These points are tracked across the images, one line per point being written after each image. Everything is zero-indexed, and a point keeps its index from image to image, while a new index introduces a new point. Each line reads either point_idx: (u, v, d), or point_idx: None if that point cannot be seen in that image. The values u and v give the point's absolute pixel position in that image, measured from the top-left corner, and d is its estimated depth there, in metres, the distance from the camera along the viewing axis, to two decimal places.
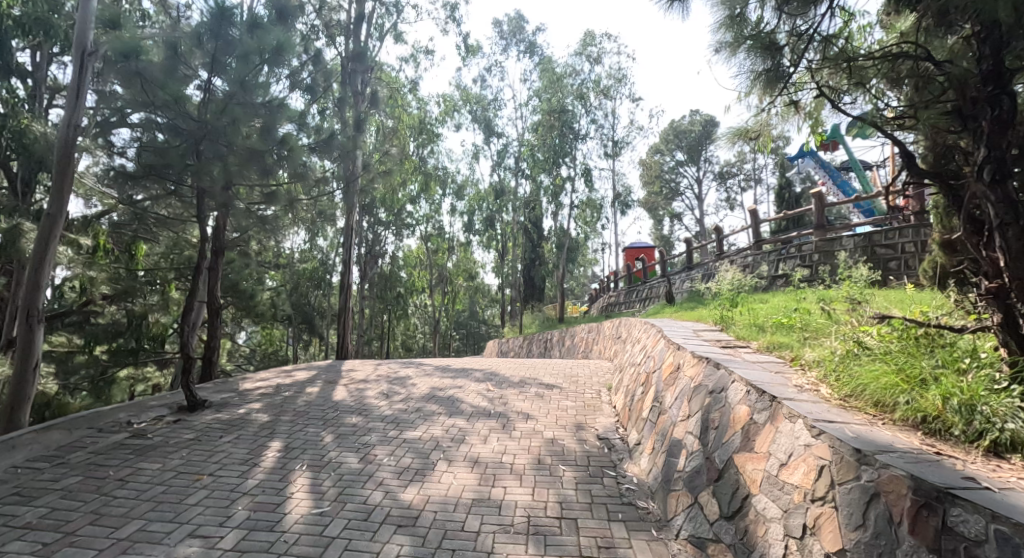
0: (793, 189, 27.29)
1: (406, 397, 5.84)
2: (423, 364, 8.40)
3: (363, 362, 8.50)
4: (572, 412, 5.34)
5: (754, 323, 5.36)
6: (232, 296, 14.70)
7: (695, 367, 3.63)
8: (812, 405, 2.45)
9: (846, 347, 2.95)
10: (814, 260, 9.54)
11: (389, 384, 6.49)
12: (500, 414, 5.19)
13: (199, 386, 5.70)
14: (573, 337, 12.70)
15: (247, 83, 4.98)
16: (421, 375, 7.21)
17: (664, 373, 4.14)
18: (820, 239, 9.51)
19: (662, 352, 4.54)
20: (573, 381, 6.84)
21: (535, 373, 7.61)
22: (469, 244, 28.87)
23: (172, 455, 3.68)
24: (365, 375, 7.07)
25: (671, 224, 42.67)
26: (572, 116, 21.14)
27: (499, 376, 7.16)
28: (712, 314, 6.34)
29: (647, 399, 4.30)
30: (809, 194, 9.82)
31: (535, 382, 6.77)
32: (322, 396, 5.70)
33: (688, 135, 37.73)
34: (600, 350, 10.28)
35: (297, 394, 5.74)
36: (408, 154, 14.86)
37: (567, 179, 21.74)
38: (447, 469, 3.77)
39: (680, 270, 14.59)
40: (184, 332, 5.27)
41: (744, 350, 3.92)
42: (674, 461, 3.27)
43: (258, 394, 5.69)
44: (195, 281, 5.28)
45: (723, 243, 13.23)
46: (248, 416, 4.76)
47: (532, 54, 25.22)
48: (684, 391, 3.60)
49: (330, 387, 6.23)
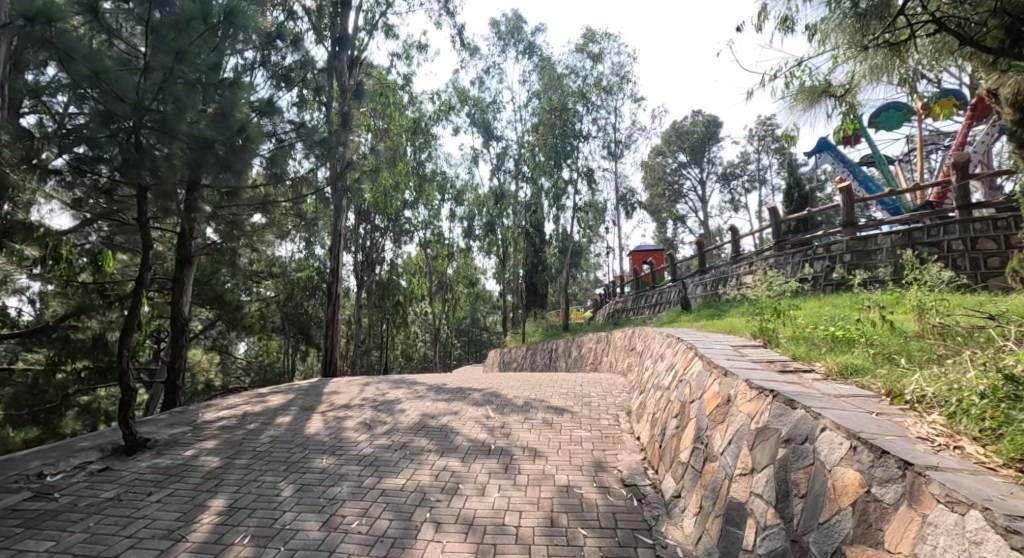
0: (802, 188, 26.45)
1: (391, 428, 4.99)
2: (415, 382, 7.55)
3: (350, 382, 7.65)
4: (588, 446, 4.49)
5: (802, 335, 4.54)
6: (219, 309, 13.90)
7: (754, 403, 2.78)
8: (975, 480, 1.60)
9: (985, 384, 2.13)
10: (846, 260, 8.67)
11: (374, 411, 5.63)
12: (502, 451, 4.34)
13: (149, 420, 4.86)
14: (580, 347, 11.86)
15: (189, 56, 4.20)
16: (412, 397, 6.37)
17: (706, 405, 3.30)
18: (851, 238, 8.67)
19: (698, 375, 3.70)
20: (585, 403, 5.99)
21: (541, 392, 6.75)
22: (470, 249, 28.09)
23: (72, 526, 2.85)
24: (348, 399, 6.22)
25: (674, 227, 41.83)
26: (573, 115, 20.39)
27: (501, 398, 6.32)
28: (746, 324, 5.51)
29: (685, 437, 3.43)
30: (837, 189, 9.01)
31: (542, 405, 5.91)
32: (292, 429, 4.85)
33: (690, 135, 37.05)
34: (611, 363, 9.43)
35: (264, 426, 4.90)
36: (401, 155, 14.08)
37: (569, 181, 20.96)
38: (433, 538, 2.91)
39: (692, 274, 13.76)
40: (124, 358, 4.41)
41: (811, 376, 3.09)
42: (737, 535, 2.40)
43: (219, 427, 4.86)
44: (136, 298, 4.42)
45: (738, 245, 12.43)
46: (196, 460, 3.91)
47: (531, 55, 24.55)
48: (741, 434, 2.75)
49: (304, 416, 5.37)
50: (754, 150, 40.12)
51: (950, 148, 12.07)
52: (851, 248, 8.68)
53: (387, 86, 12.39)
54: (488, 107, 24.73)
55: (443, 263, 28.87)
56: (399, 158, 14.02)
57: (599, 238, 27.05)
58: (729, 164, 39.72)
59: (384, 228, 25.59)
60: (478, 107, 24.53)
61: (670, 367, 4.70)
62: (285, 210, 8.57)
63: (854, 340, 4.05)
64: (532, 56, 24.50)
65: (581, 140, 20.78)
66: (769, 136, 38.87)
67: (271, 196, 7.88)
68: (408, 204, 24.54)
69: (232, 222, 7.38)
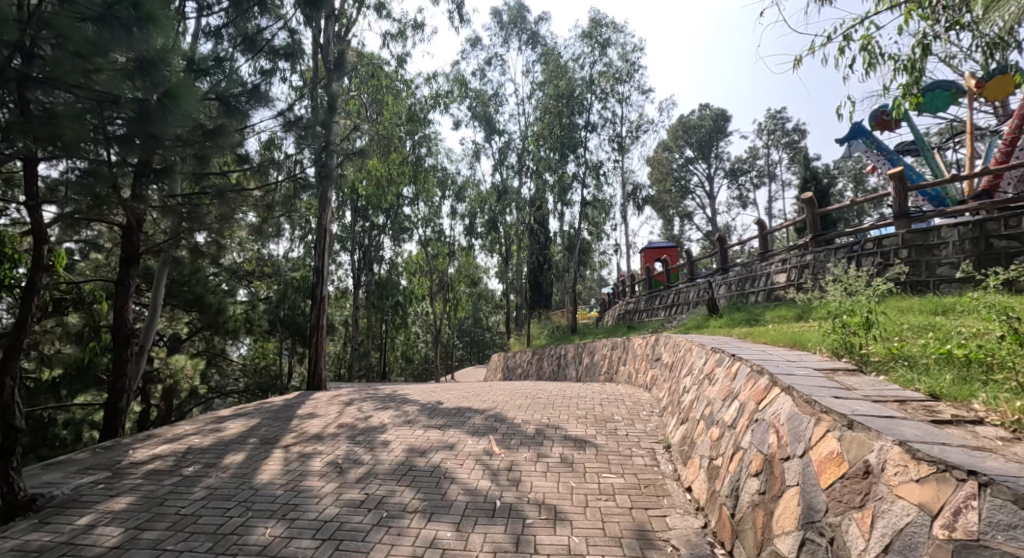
0: (819, 182, 25.34)
1: (368, 472, 3.91)
2: (406, 401, 6.47)
3: (330, 401, 6.58)
4: (626, 502, 3.40)
5: (899, 351, 3.46)
6: (199, 312, 12.87)
7: (931, 489, 1.66)
8: None
9: None
10: (903, 257, 7.52)
11: (351, 445, 4.55)
12: (511, 513, 3.24)
13: (53, 467, 3.76)
14: (592, 354, 10.79)
15: None
16: (400, 425, 5.28)
17: (816, 471, 2.19)
18: (907, 231, 7.54)
19: (788, 419, 2.58)
20: (609, 432, 4.91)
21: (553, 414, 5.67)
22: (472, 247, 27.03)
23: None
24: (322, 427, 5.14)
25: (681, 224, 40.78)
26: (581, 105, 19.19)
27: (507, 424, 5.24)
28: (815, 335, 4.40)
29: (780, 514, 2.32)
30: (888, 174, 7.83)
31: (557, 435, 4.83)
32: (239, 477, 3.75)
33: (699, 129, 36.01)
34: (630, 375, 8.36)
35: (204, 471, 3.82)
36: (395, 145, 13.04)
37: (575, 176, 19.81)
38: None
39: (713, 273, 12.66)
40: (7, 387, 3.24)
41: (992, 435, 1.97)
42: None
43: (148, 471, 3.81)
44: (26, 312, 3.35)
45: (766, 239, 11.28)
46: (87, 535, 2.82)
47: (535, 44, 23.43)
48: (911, 543, 1.65)
49: (262, 454, 4.30)
50: (763, 144, 38.99)
51: (1002, 134, 10.89)
52: (908, 242, 7.53)
53: (379, 69, 11.33)
54: (490, 100, 23.62)
55: (444, 263, 27.72)
56: (395, 149, 12.94)
57: (606, 236, 25.94)
58: (738, 159, 38.61)
59: (382, 225, 24.52)
60: (479, 99, 23.41)
61: (727, 394, 3.63)
62: (258, 201, 7.51)
63: (984, 365, 2.99)
64: (535, 46, 23.41)
65: (589, 132, 19.65)
66: (779, 130, 37.73)
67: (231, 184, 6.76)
68: (407, 200, 23.47)
69: (190, 214, 6.29)
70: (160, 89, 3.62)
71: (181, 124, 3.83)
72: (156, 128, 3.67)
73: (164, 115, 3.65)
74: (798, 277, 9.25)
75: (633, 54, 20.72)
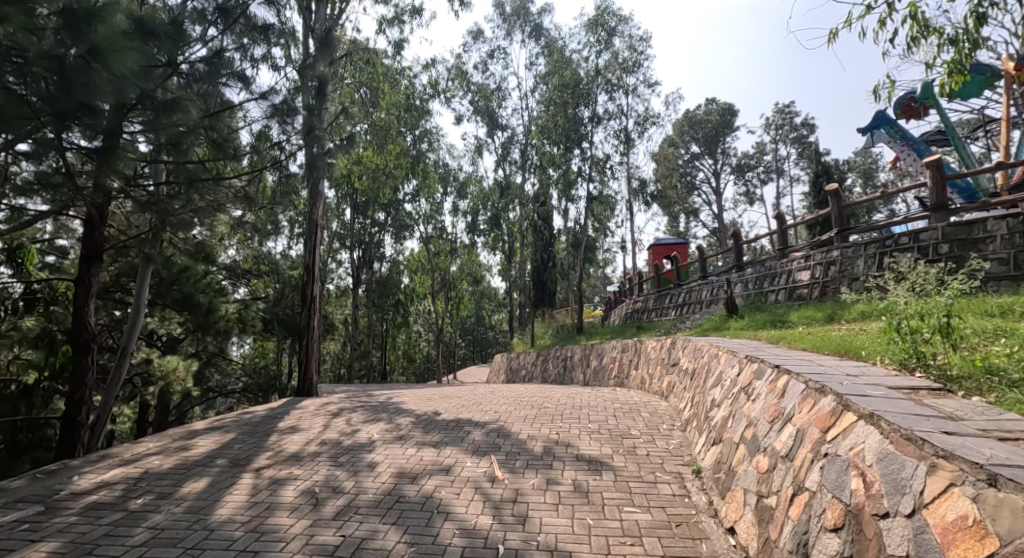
0: (830, 178, 24.69)
1: (349, 505, 3.32)
2: (401, 412, 5.89)
3: (317, 412, 6.01)
4: (654, 546, 2.81)
5: (986, 363, 2.84)
6: (189, 312, 12.31)
7: None
8: None
9: None
10: (943, 252, 6.86)
11: (333, 468, 3.98)
12: None
13: None
14: (600, 357, 10.20)
15: None
16: (391, 442, 4.69)
17: (938, 541, 1.57)
18: (947, 224, 6.88)
19: (878, 459, 1.96)
20: (628, 451, 4.33)
21: (563, 429, 5.07)
22: (474, 245, 26.46)
23: None
24: (302, 445, 4.56)
25: (687, 221, 40.14)
26: (586, 97, 18.52)
27: (511, 441, 4.64)
28: (875, 343, 3.75)
29: None
30: (926, 161, 7.18)
31: (568, 455, 4.24)
32: (194, 512, 3.17)
33: (705, 125, 35.38)
34: (643, 380, 7.79)
35: (154, 505, 3.24)
36: (393, 135, 12.44)
37: (579, 170, 19.22)
38: None
39: (727, 270, 12.05)
40: None
41: None
42: None
43: (88, 505, 3.24)
44: None
45: (784, 233, 10.65)
46: None
47: (539, 36, 22.77)
48: None
49: (228, 479, 3.72)
50: (770, 139, 38.24)
51: None
52: (948, 235, 6.87)
53: (374, 56, 10.74)
54: (492, 94, 23.04)
55: (446, 261, 27.16)
56: (392, 141, 12.35)
57: (611, 232, 25.34)
58: (744, 154, 37.95)
59: (383, 223, 23.96)
60: (482, 93, 22.80)
61: (776, 416, 3.01)
62: (239, 192, 6.92)
63: None
64: (538, 38, 22.75)
65: (594, 125, 18.99)
66: (787, 125, 36.94)
67: (201, 170, 6.16)
68: (407, 196, 22.90)
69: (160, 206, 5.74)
70: (84, 45, 3.00)
71: (117, 91, 3.22)
72: (81, 91, 3.08)
73: (87, 75, 3.02)
74: (824, 275, 8.62)
75: (640, 44, 20.09)
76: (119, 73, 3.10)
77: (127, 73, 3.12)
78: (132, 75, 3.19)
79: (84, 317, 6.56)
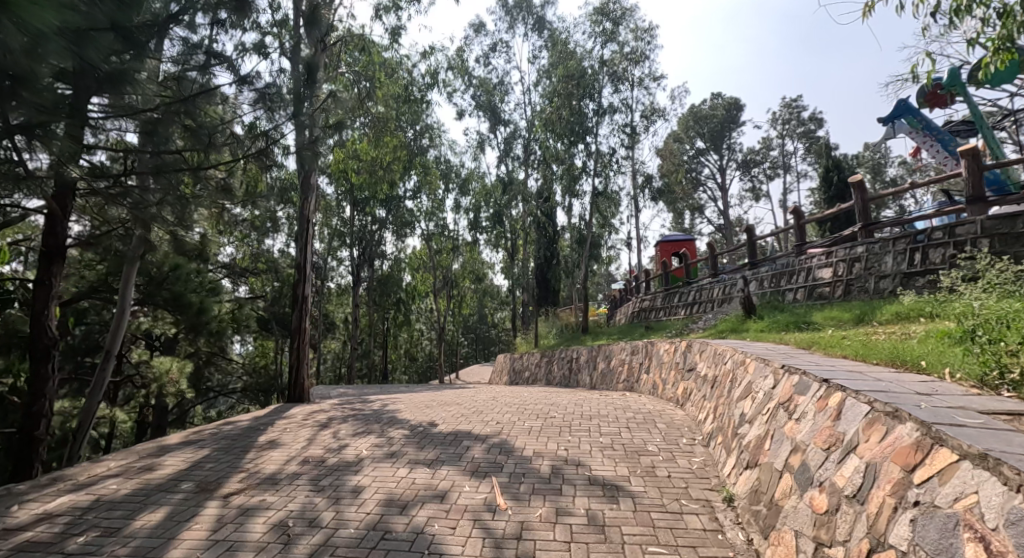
0: (842, 171, 24.08)
1: (325, 543, 2.84)
2: (394, 423, 5.41)
3: (303, 423, 5.53)
4: None
5: None
6: (180, 313, 11.86)
7: None
8: None
9: None
10: (983, 247, 6.32)
11: (312, 493, 3.50)
12: None
13: None
14: (608, 360, 9.70)
15: None
16: (380, 461, 4.20)
17: None
18: (988, 217, 6.34)
19: (1010, 520, 1.46)
20: (647, 474, 3.84)
21: (573, 444, 4.58)
22: (476, 242, 25.98)
23: None
24: (281, 464, 4.08)
25: (692, 218, 39.56)
26: (591, 89, 18.00)
27: (515, 460, 4.15)
28: (942, 352, 3.25)
29: None
30: (962, 151, 6.65)
31: (579, 478, 3.75)
32: (142, 553, 2.69)
33: (710, 120, 34.82)
34: (656, 385, 7.29)
35: (97, 544, 2.76)
36: (391, 128, 11.95)
37: (583, 165, 18.67)
38: None
39: (740, 267, 11.51)
40: None
41: None
42: None
43: (18, 546, 2.77)
44: None
45: (802, 229, 10.11)
46: None
47: (542, 29, 22.26)
48: None
49: (190, 509, 3.24)
50: (777, 134, 37.60)
51: None
52: (988, 228, 6.33)
53: (370, 43, 10.26)
54: (494, 88, 22.55)
55: (448, 259, 26.65)
56: (389, 134, 11.89)
57: (616, 229, 24.83)
58: (750, 150, 37.39)
59: (383, 220, 23.47)
60: (483, 87, 22.32)
61: (831, 443, 2.50)
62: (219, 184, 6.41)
63: None
64: (541, 31, 22.23)
65: (598, 118, 18.45)
66: (794, 120, 36.33)
67: (178, 160, 5.69)
68: (408, 193, 22.42)
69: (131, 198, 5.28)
70: None
71: (39, 53, 2.94)
72: None
73: None
74: (848, 273, 8.10)
75: (645, 36, 19.54)
76: (31, 25, 2.77)
77: (41, 26, 2.81)
78: (52, 32, 2.91)
79: (45, 322, 6.13)
